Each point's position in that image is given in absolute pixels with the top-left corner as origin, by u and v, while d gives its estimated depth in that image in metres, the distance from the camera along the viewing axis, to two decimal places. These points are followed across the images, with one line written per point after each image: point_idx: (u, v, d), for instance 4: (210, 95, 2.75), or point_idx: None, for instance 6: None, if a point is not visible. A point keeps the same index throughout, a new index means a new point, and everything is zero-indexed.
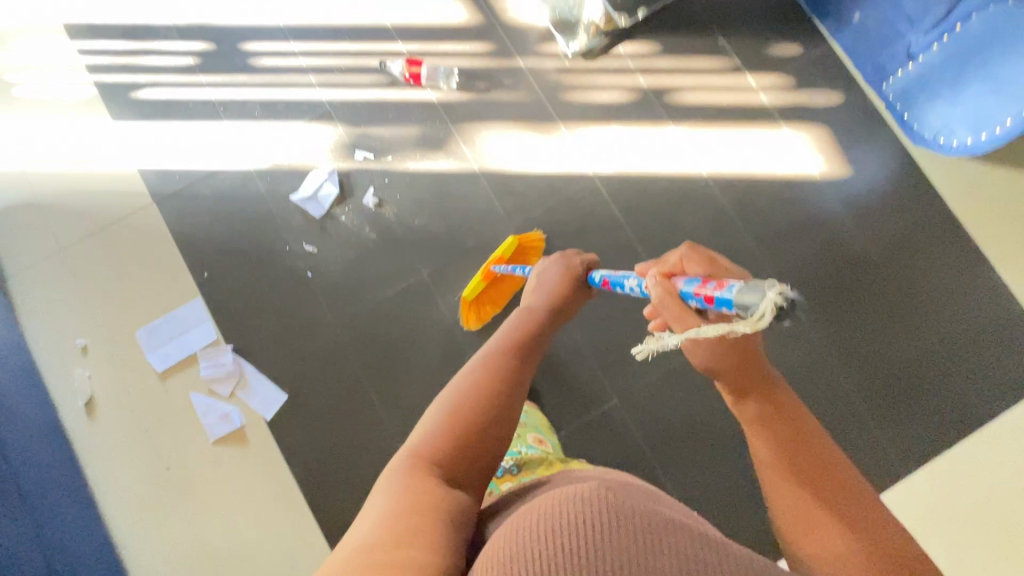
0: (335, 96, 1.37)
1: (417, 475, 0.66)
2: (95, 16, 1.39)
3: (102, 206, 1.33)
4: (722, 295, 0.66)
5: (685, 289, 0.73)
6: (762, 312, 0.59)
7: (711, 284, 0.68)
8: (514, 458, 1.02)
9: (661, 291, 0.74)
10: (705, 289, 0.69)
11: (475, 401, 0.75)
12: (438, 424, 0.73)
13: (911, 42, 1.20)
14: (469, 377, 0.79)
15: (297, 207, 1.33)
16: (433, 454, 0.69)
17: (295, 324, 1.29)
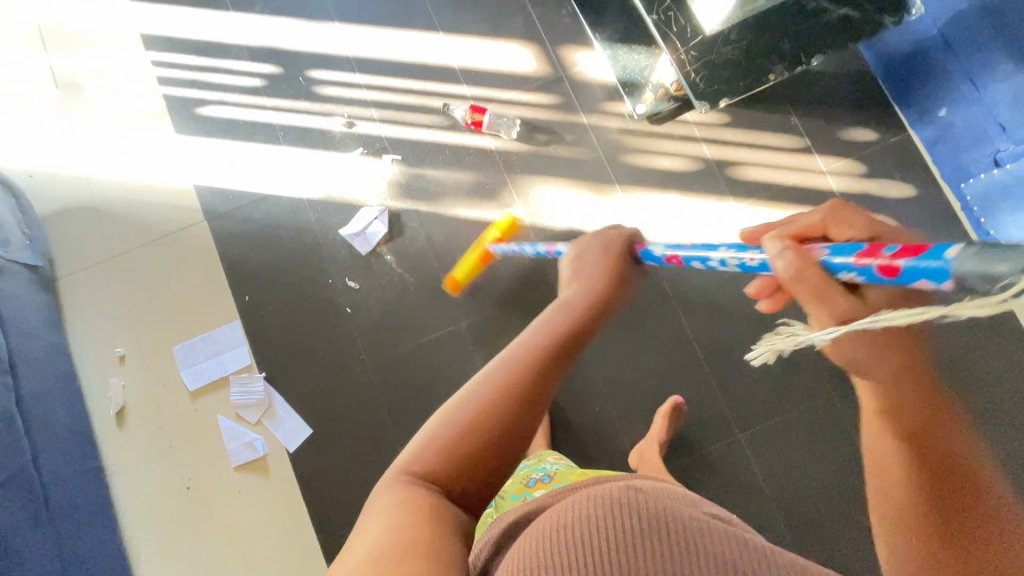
0: (394, 132, 1.37)
1: (411, 491, 0.57)
2: (173, 30, 1.43)
3: (156, 217, 1.35)
4: (911, 265, 0.48)
5: (838, 261, 0.56)
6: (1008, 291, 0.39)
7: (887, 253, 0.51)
8: (542, 472, 0.94)
9: (800, 267, 0.59)
10: (878, 258, 0.51)
11: (482, 405, 0.62)
12: (435, 430, 0.62)
13: (1000, 148, 1.13)
14: (480, 376, 0.66)
15: (344, 241, 1.32)
16: (430, 467, 0.59)
17: (328, 359, 1.28)
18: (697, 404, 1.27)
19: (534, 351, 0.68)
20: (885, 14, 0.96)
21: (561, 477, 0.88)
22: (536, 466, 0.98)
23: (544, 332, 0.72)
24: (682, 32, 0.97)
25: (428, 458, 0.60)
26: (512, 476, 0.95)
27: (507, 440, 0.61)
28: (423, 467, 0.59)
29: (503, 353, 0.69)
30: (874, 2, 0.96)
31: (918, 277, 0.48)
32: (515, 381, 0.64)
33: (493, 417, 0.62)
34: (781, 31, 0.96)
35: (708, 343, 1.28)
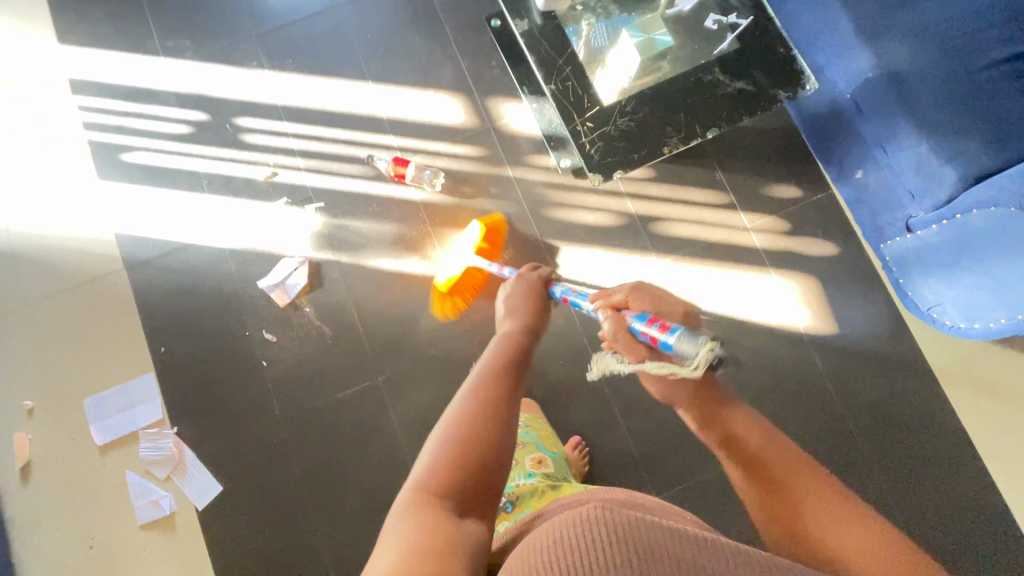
0: (319, 182, 1.36)
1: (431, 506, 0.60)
2: (101, 75, 1.42)
3: (73, 265, 1.33)
4: (665, 338, 0.78)
5: (635, 326, 0.83)
6: (697, 363, 0.73)
7: (659, 325, 0.80)
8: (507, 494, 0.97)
9: (615, 327, 0.85)
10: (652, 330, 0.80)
11: (480, 421, 0.70)
12: (443, 445, 0.67)
13: (912, 214, 1.14)
14: (470, 400, 0.73)
15: (263, 292, 1.31)
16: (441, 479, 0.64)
17: (242, 413, 1.26)
18: (615, 465, 1.25)
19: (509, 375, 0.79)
20: (781, 88, 0.96)
21: (523, 505, 0.94)
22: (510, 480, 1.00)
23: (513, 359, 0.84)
24: (578, 102, 0.97)
25: (445, 466, 0.65)
26: None
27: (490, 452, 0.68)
28: (440, 478, 0.64)
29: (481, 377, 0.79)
30: (771, 77, 0.97)
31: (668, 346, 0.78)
32: (500, 399, 0.74)
33: (491, 431, 0.69)
34: (676, 103, 0.96)
35: (628, 402, 1.27)
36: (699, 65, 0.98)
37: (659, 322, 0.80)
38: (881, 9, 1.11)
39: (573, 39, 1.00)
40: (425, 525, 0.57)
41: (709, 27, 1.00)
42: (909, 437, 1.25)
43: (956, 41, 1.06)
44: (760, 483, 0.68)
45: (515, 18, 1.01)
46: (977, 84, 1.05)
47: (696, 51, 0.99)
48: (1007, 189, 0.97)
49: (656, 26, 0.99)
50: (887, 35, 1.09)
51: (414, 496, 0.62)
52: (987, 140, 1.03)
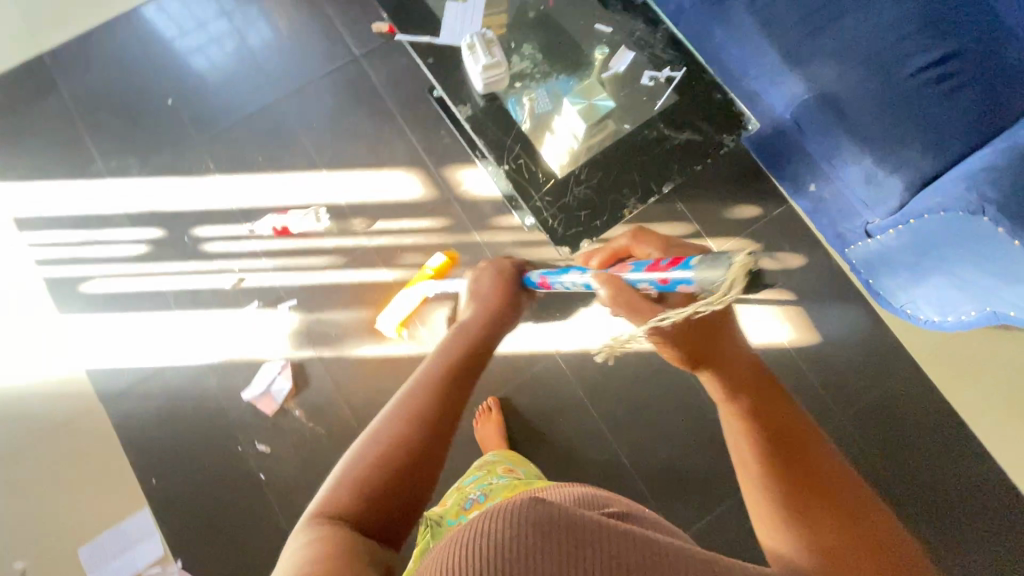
0: (289, 280, 1.35)
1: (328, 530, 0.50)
2: (47, 209, 1.39)
3: (46, 409, 1.28)
4: (681, 270, 0.57)
5: (635, 275, 0.66)
6: (730, 282, 0.50)
7: (664, 264, 0.61)
8: (480, 488, 0.87)
9: (609, 285, 0.68)
10: (657, 271, 0.61)
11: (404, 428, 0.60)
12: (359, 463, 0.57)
13: (869, 221, 1.17)
14: (394, 409, 0.62)
15: (250, 403, 1.28)
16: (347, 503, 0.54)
17: (247, 533, 1.22)
18: None
19: (449, 378, 0.67)
20: (725, 133, 0.99)
21: (495, 495, 0.82)
22: (482, 481, 0.90)
23: (458, 350, 0.72)
24: (533, 178, 0.99)
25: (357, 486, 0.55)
26: (451, 502, 0.88)
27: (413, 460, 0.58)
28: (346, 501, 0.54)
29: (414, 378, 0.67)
30: (713, 123, 0.99)
31: (679, 284, 0.58)
32: (434, 404, 0.62)
33: (410, 439, 0.59)
34: (628, 164, 0.99)
35: (633, 446, 1.28)
36: (643, 123, 1.00)
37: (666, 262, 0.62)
38: (801, 37, 1.16)
39: (514, 106, 1.03)
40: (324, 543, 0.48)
41: (647, 84, 1.03)
42: (909, 431, 1.28)
43: (876, 57, 1.13)
44: (777, 449, 0.55)
45: (458, 102, 1.03)
46: (905, 95, 1.10)
47: (638, 111, 1.02)
48: (951, 194, 1.00)
49: (595, 90, 1.04)
50: (812, 60, 1.16)
51: (313, 521, 0.51)
52: (924, 147, 1.08)
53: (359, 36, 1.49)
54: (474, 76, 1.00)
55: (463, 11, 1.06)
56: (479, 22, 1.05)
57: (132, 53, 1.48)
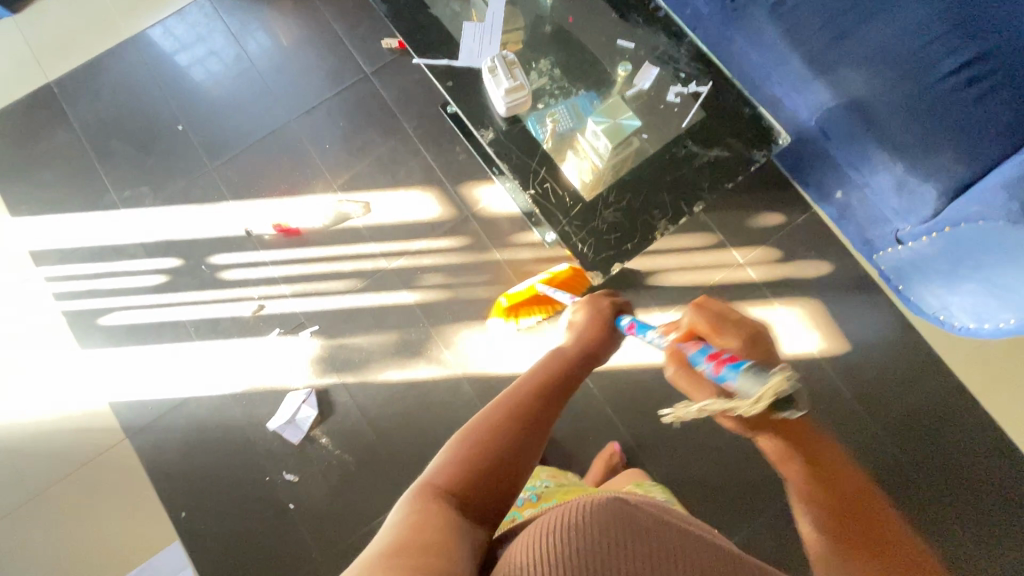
0: (309, 305, 1.33)
1: (438, 500, 0.54)
2: (62, 241, 1.38)
3: (71, 445, 1.27)
4: (730, 367, 0.66)
5: (695, 356, 0.72)
6: (762, 395, 0.61)
7: (720, 357, 0.68)
8: (531, 491, 0.89)
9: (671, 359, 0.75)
10: (713, 360, 0.69)
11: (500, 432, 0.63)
12: (469, 444, 0.62)
13: (900, 228, 1.15)
14: (504, 406, 0.66)
15: (276, 432, 1.27)
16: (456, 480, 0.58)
17: (279, 563, 1.22)
18: None
19: (555, 394, 0.71)
20: (755, 149, 0.97)
21: (548, 495, 0.85)
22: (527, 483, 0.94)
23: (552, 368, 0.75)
24: (560, 203, 0.96)
25: (465, 466, 0.59)
26: None
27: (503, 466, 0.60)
28: (456, 477, 0.58)
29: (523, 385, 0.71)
30: (743, 139, 0.97)
31: (726, 379, 0.66)
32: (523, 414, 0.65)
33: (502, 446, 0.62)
34: (657, 185, 0.96)
35: (664, 463, 1.27)
36: (671, 140, 0.98)
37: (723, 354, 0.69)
38: (827, 41, 1.14)
39: (536, 127, 1.01)
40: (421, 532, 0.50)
41: (672, 100, 1.01)
42: (945, 440, 1.25)
43: (906, 60, 1.10)
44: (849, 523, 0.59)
45: (480, 127, 1.01)
46: (936, 100, 1.08)
47: (664, 129, 1.00)
48: (990, 205, 0.98)
49: (620, 110, 1.01)
50: (838, 66, 1.13)
51: (425, 488, 0.56)
52: (959, 154, 1.05)
53: (369, 53, 1.47)
54: (495, 100, 0.98)
55: (481, 31, 1.03)
56: (497, 40, 1.03)
57: (140, 79, 1.46)
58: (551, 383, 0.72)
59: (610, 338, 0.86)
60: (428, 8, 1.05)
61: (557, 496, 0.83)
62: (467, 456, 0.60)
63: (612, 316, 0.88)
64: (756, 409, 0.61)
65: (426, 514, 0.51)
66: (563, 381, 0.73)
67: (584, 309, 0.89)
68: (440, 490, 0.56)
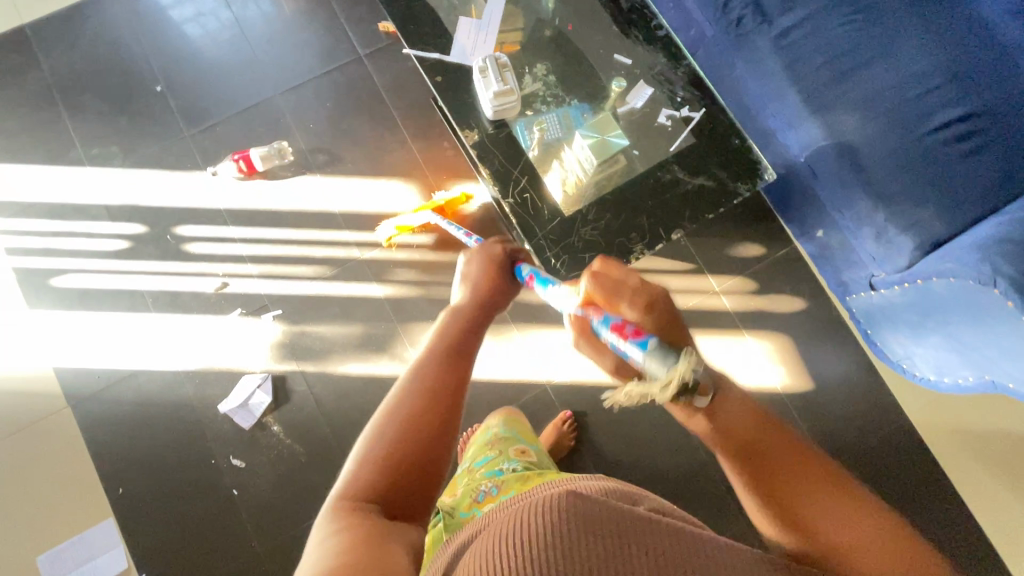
0: (274, 289, 1.29)
1: (351, 513, 0.52)
2: (21, 194, 1.31)
3: (11, 408, 1.22)
4: (636, 345, 0.57)
5: (602, 326, 0.62)
6: (664, 386, 0.54)
7: (625, 334, 0.59)
8: (492, 478, 0.77)
9: (578, 326, 0.67)
10: (620, 336, 0.59)
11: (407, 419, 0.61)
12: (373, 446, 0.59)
13: (875, 273, 1.16)
14: (405, 392, 0.63)
15: (227, 415, 1.23)
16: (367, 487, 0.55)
17: (214, 551, 1.18)
18: None
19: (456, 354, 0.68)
20: (739, 182, 0.96)
21: (507, 486, 0.73)
22: (490, 467, 0.81)
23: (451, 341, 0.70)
24: (537, 214, 0.95)
25: (372, 470, 0.57)
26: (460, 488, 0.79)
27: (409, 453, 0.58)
28: (365, 482, 0.56)
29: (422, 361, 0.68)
30: (729, 171, 0.96)
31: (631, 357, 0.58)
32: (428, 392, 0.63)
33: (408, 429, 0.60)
34: (638, 207, 0.95)
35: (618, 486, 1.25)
36: (656, 164, 0.97)
37: (629, 324, 0.59)
38: (825, 80, 1.13)
39: (522, 133, 0.99)
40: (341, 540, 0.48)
41: (664, 123, 0.99)
42: (895, 489, 1.26)
43: (899, 108, 1.09)
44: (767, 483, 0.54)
45: (465, 128, 0.98)
46: (925, 152, 1.07)
47: (652, 152, 0.98)
48: (961, 263, 0.97)
49: (609, 126, 0.99)
50: (832, 106, 1.12)
51: (336, 508, 0.53)
52: (939, 209, 1.05)
53: (365, 35, 1.42)
54: (483, 101, 0.95)
55: (476, 28, 1.00)
56: (492, 40, 1.01)
57: (121, 32, 1.40)
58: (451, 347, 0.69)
59: (511, 290, 0.78)
60: None
61: (517, 488, 0.72)
62: (375, 460, 0.58)
63: (504, 265, 0.78)
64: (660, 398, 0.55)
65: (340, 532, 0.49)
66: (463, 341, 0.70)
67: (472, 263, 0.78)
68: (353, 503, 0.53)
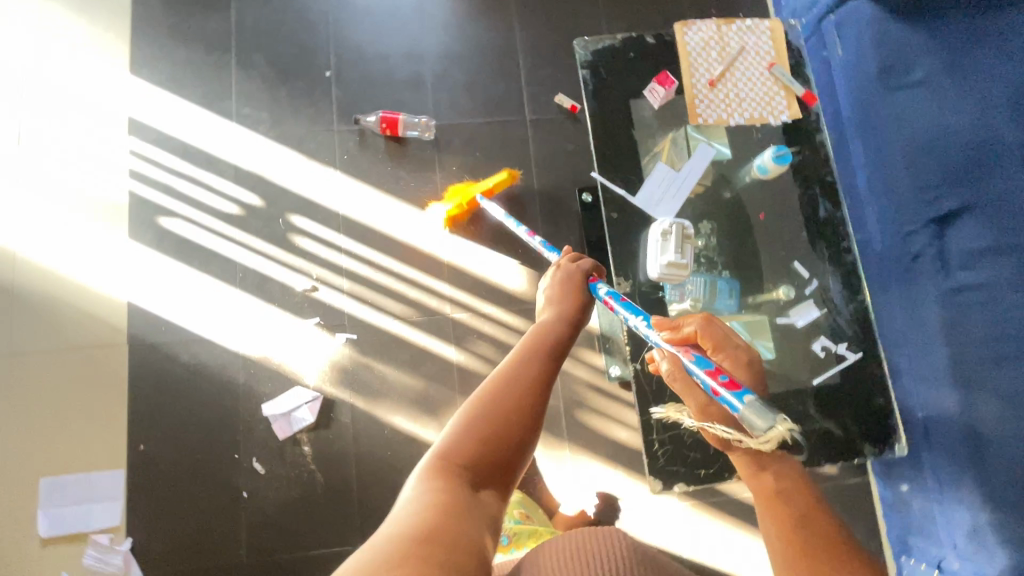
0: (357, 312, 1.28)
1: (448, 479, 0.56)
2: (163, 124, 1.32)
3: (75, 325, 1.23)
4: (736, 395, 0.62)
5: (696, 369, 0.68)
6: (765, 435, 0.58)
7: (722, 378, 0.65)
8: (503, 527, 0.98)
9: (671, 367, 0.78)
10: (714, 380, 0.65)
11: (509, 394, 0.64)
12: (471, 419, 0.62)
13: (946, 558, 1.08)
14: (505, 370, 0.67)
15: (266, 417, 1.22)
16: (462, 454, 0.59)
17: (204, 543, 1.17)
18: None
19: (552, 359, 0.70)
20: (869, 443, 0.91)
21: (520, 540, 0.95)
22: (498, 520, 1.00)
23: (547, 339, 0.73)
24: (659, 389, 0.90)
25: (470, 439, 0.60)
26: None
27: (510, 429, 0.62)
28: (463, 451, 0.59)
29: (519, 351, 0.70)
30: (862, 426, 0.91)
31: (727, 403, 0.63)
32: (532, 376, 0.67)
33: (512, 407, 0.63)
34: None
35: None
36: (795, 390, 0.92)
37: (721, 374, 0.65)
38: (985, 352, 1.03)
39: (670, 298, 0.94)
40: (435, 498, 0.53)
41: (817, 351, 0.95)
42: None
43: None
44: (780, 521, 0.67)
45: (620, 274, 0.95)
46: None
47: (794, 371, 0.94)
48: None
49: (762, 332, 0.96)
50: (978, 386, 1.03)
51: (431, 466, 0.58)
52: None
53: (538, 100, 1.40)
54: (652, 261, 0.91)
55: (671, 179, 0.97)
56: (682, 196, 0.97)
57: (315, 6, 1.39)
58: (549, 350, 0.71)
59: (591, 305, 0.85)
60: (634, 129, 0.98)
61: (528, 542, 0.94)
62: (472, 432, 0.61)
63: (584, 283, 0.86)
64: (758, 448, 0.60)
65: (433, 495, 0.54)
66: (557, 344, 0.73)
67: (557, 282, 0.85)
68: (451, 466, 0.58)
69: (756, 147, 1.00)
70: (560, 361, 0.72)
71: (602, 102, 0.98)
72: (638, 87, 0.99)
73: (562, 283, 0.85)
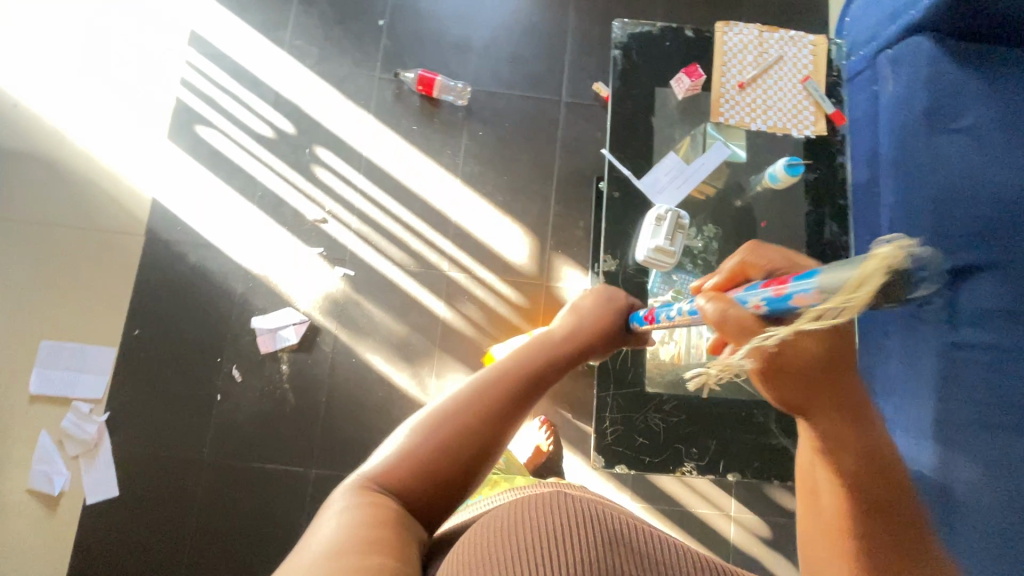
0: (359, 250, 1.32)
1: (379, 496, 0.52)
2: (220, 41, 1.39)
3: (102, 208, 1.31)
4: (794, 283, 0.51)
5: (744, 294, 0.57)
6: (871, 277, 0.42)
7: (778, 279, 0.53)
8: None
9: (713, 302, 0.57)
10: (774, 284, 0.53)
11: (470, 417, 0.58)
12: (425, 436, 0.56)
13: None
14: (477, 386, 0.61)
15: (254, 329, 1.27)
16: (404, 472, 0.55)
17: (172, 433, 1.23)
18: None
19: (532, 384, 0.64)
20: None
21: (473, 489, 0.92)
22: None
23: (539, 361, 0.66)
24: (621, 371, 0.90)
25: (419, 454, 0.55)
26: None
27: (462, 453, 0.56)
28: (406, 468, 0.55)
29: (499, 368, 0.64)
30: None
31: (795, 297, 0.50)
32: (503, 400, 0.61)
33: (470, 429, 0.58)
34: (714, 429, 0.89)
35: None
36: (759, 402, 0.90)
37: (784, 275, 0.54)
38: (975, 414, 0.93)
39: (655, 288, 0.94)
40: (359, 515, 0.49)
41: None
42: None
43: None
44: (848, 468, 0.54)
45: (608, 253, 0.95)
46: None
47: None
48: None
49: None
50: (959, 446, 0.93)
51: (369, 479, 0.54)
52: None
53: (577, 85, 1.41)
54: (641, 245, 0.92)
55: (678, 170, 0.97)
56: (687, 189, 0.97)
57: None
58: (533, 373, 0.64)
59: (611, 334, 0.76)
60: (653, 116, 0.99)
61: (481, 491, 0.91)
62: (419, 451, 0.56)
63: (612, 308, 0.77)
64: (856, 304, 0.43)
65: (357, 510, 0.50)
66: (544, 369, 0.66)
67: (585, 298, 0.77)
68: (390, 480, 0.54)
69: (771, 157, 0.99)
70: (544, 383, 0.65)
71: (627, 84, 0.99)
72: (666, 76, 0.99)
73: (595, 303, 0.76)
